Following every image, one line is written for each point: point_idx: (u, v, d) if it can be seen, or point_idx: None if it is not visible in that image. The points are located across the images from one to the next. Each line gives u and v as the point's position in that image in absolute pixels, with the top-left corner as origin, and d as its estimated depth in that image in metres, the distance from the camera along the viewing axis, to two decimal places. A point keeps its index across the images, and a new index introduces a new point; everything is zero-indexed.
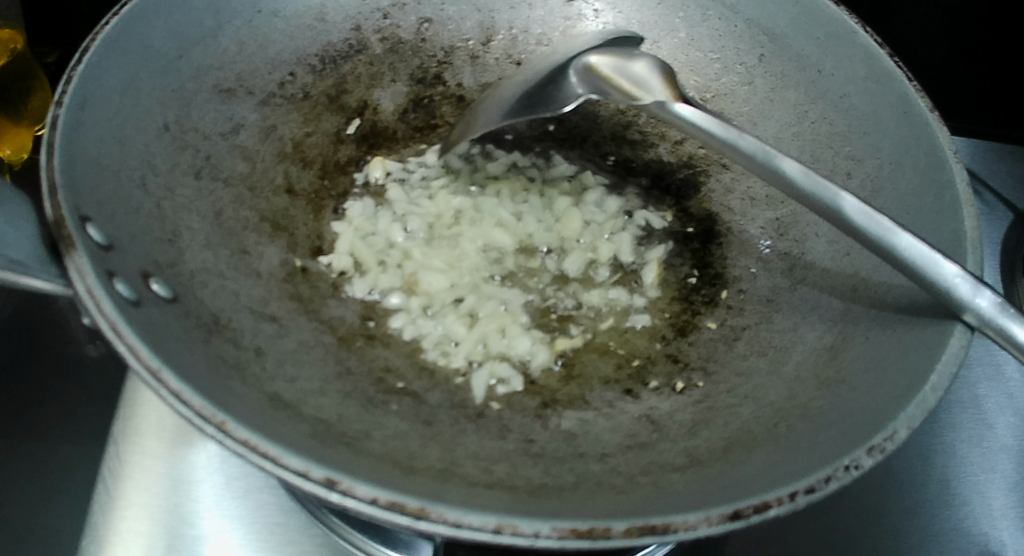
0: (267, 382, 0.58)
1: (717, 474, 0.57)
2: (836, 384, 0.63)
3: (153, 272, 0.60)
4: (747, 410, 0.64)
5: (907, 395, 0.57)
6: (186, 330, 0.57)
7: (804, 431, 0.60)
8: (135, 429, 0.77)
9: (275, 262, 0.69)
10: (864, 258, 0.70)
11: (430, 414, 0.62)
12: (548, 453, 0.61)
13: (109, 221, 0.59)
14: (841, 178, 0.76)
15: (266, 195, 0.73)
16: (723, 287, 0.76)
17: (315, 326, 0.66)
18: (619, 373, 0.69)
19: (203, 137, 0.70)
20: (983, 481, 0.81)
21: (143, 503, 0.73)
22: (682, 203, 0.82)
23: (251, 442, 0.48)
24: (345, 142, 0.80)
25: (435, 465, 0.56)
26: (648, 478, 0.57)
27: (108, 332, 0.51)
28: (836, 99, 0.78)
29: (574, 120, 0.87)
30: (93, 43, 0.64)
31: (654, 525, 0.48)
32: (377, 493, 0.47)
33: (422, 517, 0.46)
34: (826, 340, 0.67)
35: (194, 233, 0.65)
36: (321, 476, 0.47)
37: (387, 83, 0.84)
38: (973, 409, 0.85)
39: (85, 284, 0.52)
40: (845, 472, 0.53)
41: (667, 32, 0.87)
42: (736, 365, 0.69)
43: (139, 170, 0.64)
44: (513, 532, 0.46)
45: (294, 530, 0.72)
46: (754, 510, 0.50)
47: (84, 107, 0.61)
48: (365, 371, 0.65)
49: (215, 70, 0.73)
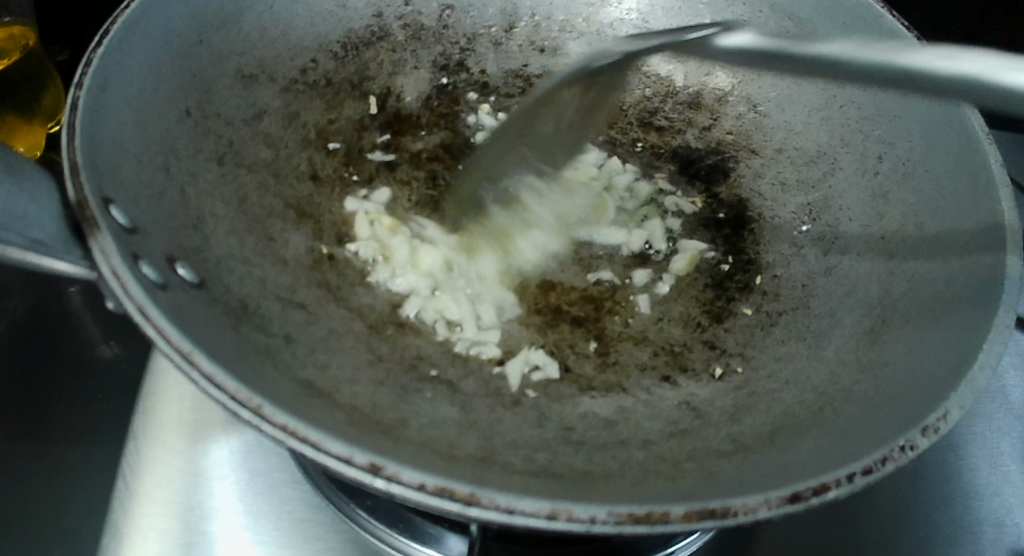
0: (299, 368, 0.56)
1: (767, 459, 0.55)
2: (880, 367, 0.61)
3: (179, 257, 0.58)
4: (790, 395, 0.63)
5: (958, 375, 0.56)
6: (216, 316, 0.55)
7: (851, 415, 0.58)
8: (154, 423, 0.75)
9: (300, 249, 0.67)
10: (904, 242, 0.69)
11: (465, 402, 0.61)
12: (589, 440, 0.59)
13: (133, 205, 0.57)
14: (873, 162, 0.74)
15: (289, 181, 0.71)
16: (757, 273, 0.74)
17: (344, 313, 0.65)
18: (656, 360, 0.68)
19: (225, 123, 0.69)
20: (1015, 472, 0.78)
21: (164, 500, 0.71)
22: (711, 189, 0.80)
23: (291, 427, 0.46)
24: (369, 129, 0.79)
25: (475, 453, 0.54)
26: (694, 464, 0.56)
27: (135, 314, 0.49)
28: (865, 83, 0.76)
29: (599, 106, 0.85)
30: (113, 26, 0.61)
31: (714, 509, 0.46)
32: (424, 479, 0.45)
33: (473, 503, 0.44)
34: (866, 324, 0.66)
35: (219, 220, 0.64)
36: (366, 460, 0.45)
37: (409, 70, 0.82)
38: (1001, 398, 0.84)
39: (110, 266, 0.51)
40: (902, 453, 0.51)
41: (693, 18, 0.84)
42: (774, 350, 0.68)
43: (161, 155, 0.62)
44: (568, 518, 0.44)
45: (320, 525, 0.71)
46: (812, 492, 0.48)
47: (106, 89, 0.59)
48: (397, 359, 0.63)
49: (237, 56, 0.71)
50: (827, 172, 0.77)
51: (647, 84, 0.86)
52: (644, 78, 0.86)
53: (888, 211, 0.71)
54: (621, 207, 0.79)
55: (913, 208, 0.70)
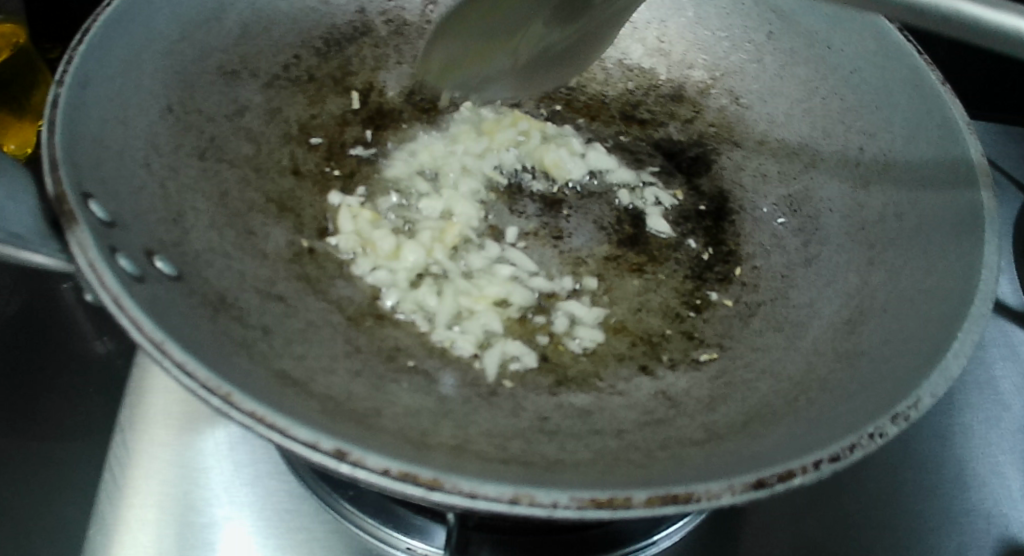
0: (275, 359, 0.57)
1: (739, 447, 0.55)
2: (854, 356, 0.62)
3: (157, 250, 0.59)
4: (765, 384, 0.63)
5: (929, 363, 0.56)
6: (192, 307, 0.56)
7: (823, 403, 0.58)
8: (143, 416, 0.76)
9: (281, 243, 0.68)
10: (881, 232, 0.69)
11: (442, 392, 0.61)
12: (563, 430, 0.59)
13: (111, 199, 0.58)
14: (853, 153, 0.75)
15: (271, 175, 0.72)
16: (737, 264, 0.74)
17: (323, 306, 0.65)
18: (633, 350, 0.68)
19: (207, 119, 0.69)
20: (1003, 462, 0.78)
21: (151, 491, 0.72)
22: (693, 181, 0.81)
23: (260, 414, 0.46)
24: (351, 124, 0.79)
25: (448, 442, 0.55)
26: (666, 452, 0.56)
27: (109, 304, 0.50)
28: (846, 74, 0.77)
29: (582, 100, 0.86)
30: (93, 25, 0.62)
31: (676, 495, 0.47)
32: (390, 465, 0.45)
33: (436, 489, 0.45)
34: (843, 313, 0.66)
35: (199, 214, 0.64)
36: (332, 447, 0.45)
37: (392, 65, 0.83)
38: (988, 390, 0.83)
39: (86, 259, 0.51)
40: (870, 440, 0.52)
41: (675, 11, 0.86)
42: (752, 340, 0.68)
43: (141, 150, 0.63)
44: (530, 502, 0.44)
45: (304, 515, 0.71)
46: (778, 478, 0.49)
47: (85, 85, 0.60)
48: (375, 350, 0.64)
49: (220, 52, 0.72)
50: (807, 165, 0.77)
51: (631, 78, 0.87)
52: (627, 71, 0.87)
53: (869, 200, 0.72)
54: (603, 198, 0.79)
55: (892, 197, 0.70)
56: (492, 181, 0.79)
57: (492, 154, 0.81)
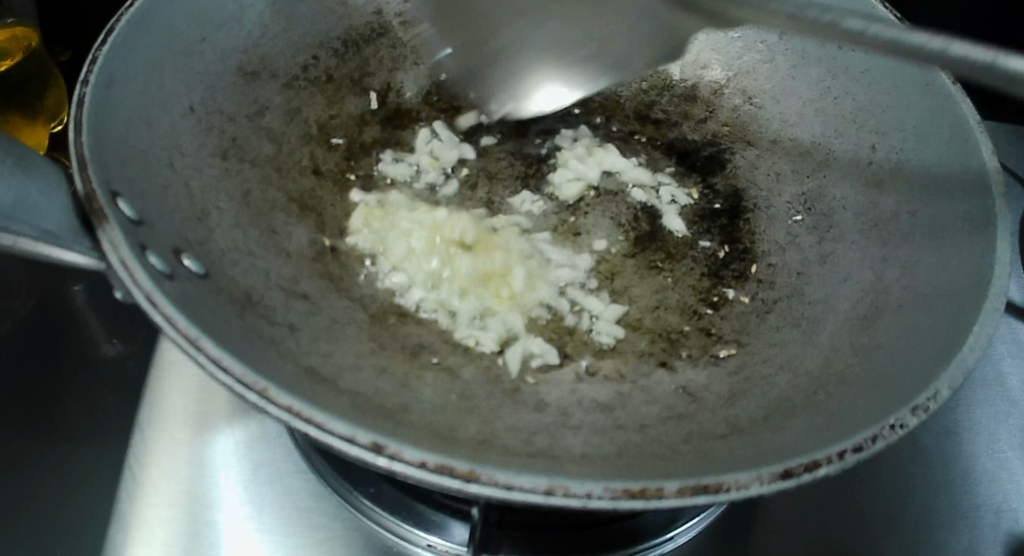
0: (302, 356, 0.57)
1: (761, 440, 0.56)
2: (871, 351, 0.62)
3: (184, 249, 0.59)
4: (784, 379, 0.64)
5: (947, 357, 0.57)
6: (221, 304, 0.57)
7: (843, 397, 0.59)
8: (161, 415, 0.77)
9: (303, 242, 0.69)
10: (895, 229, 0.70)
11: (466, 389, 0.62)
12: (587, 424, 0.60)
13: (138, 198, 0.58)
14: (866, 151, 0.76)
15: (292, 175, 0.73)
16: (753, 262, 0.75)
17: (346, 303, 0.66)
18: (652, 347, 0.69)
19: (228, 119, 0.70)
20: (1012, 458, 0.79)
21: (170, 489, 0.73)
22: (707, 180, 0.81)
23: (296, 408, 0.47)
24: (370, 124, 0.80)
25: (475, 436, 0.55)
26: (690, 446, 0.57)
27: (143, 301, 0.51)
28: (858, 74, 0.78)
29: (597, 100, 0.87)
30: (116, 25, 0.63)
31: (706, 485, 0.47)
32: (425, 457, 0.46)
33: (472, 480, 0.45)
34: (859, 309, 0.67)
35: (223, 213, 0.65)
36: (368, 440, 0.46)
37: (409, 66, 0.83)
38: (997, 386, 0.84)
39: (118, 256, 0.52)
40: (891, 431, 0.52)
41: None
42: (769, 337, 0.69)
43: (166, 149, 0.64)
44: (565, 493, 0.45)
45: (324, 513, 0.72)
46: (804, 469, 0.49)
47: (111, 86, 0.61)
48: (398, 347, 0.64)
49: (239, 53, 0.73)
50: (820, 163, 0.78)
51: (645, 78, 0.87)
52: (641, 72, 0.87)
53: (883, 198, 0.72)
54: (618, 198, 0.80)
55: (906, 194, 0.71)
56: (508, 181, 0.80)
57: (509, 154, 0.82)
